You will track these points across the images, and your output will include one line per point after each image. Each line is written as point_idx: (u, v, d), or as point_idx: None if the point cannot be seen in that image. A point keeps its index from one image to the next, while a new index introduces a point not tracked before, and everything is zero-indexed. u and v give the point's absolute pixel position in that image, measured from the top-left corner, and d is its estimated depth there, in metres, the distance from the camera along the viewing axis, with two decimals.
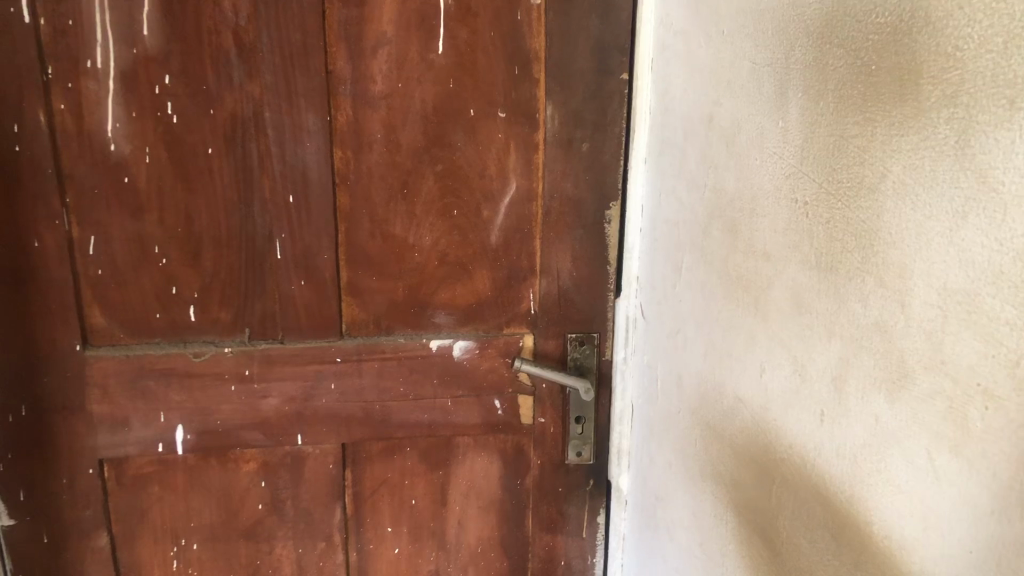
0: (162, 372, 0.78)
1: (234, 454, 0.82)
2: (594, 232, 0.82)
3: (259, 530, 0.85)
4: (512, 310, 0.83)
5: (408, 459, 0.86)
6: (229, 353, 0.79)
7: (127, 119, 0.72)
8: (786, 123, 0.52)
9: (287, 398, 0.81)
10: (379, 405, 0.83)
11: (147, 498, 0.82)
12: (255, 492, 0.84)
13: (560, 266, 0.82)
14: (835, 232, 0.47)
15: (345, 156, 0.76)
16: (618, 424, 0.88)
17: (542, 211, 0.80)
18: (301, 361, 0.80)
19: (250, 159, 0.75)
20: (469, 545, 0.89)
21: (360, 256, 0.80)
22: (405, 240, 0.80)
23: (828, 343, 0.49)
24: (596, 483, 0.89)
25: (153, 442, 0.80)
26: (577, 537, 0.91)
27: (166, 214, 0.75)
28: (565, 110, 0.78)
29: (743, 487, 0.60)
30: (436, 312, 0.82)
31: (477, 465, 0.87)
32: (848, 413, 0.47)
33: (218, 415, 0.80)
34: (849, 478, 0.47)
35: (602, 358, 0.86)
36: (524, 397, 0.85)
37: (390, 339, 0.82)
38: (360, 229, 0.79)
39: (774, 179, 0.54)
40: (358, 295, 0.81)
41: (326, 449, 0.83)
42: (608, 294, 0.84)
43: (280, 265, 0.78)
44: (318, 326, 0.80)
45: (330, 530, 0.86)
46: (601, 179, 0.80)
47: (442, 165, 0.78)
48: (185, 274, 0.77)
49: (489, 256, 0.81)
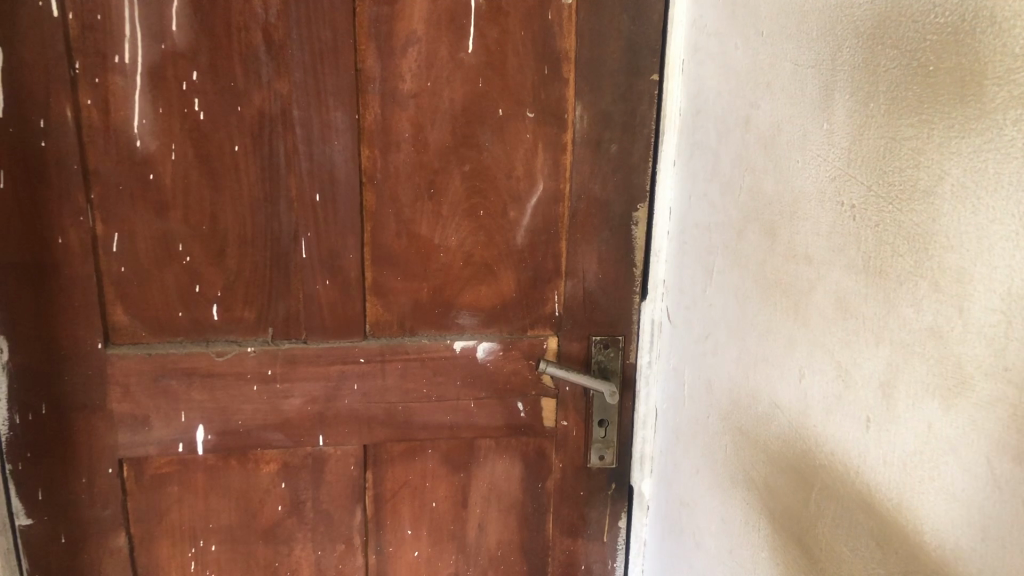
0: (183, 372, 0.78)
1: (254, 455, 0.82)
2: (620, 234, 0.81)
3: (278, 532, 0.84)
4: (537, 312, 0.83)
5: (429, 461, 0.85)
6: (252, 353, 0.78)
7: (154, 116, 0.72)
8: (832, 124, 0.52)
9: (309, 398, 0.80)
10: (402, 406, 0.82)
11: (166, 499, 0.81)
12: (274, 493, 0.83)
13: (585, 268, 0.81)
14: (884, 235, 0.47)
15: (373, 155, 0.76)
16: (642, 428, 0.87)
17: (569, 212, 0.80)
18: (324, 361, 0.80)
19: (276, 157, 0.74)
20: (488, 549, 0.89)
21: (385, 256, 0.79)
22: (431, 240, 0.79)
23: (876, 349, 0.48)
24: (618, 487, 0.89)
25: (174, 443, 0.79)
26: (598, 541, 0.90)
27: (191, 212, 0.75)
28: (594, 110, 0.77)
29: (778, 493, 0.60)
30: (460, 313, 0.82)
31: (499, 469, 0.86)
32: (897, 420, 0.46)
33: (240, 415, 0.80)
34: (897, 486, 0.46)
35: (626, 361, 0.85)
36: (547, 399, 0.84)
37: (414, 339, 0.81)
38: (386, 228, 0.78)
39: (818, 182, 0.54)
40: (382, 296, 0.80)
41: (347, 450, 0.83)
42: (634, 296, 0.83)
43: (305, 264, 0.77)
44: (342, 326, 0.80)
45: (350, 532, 0.85)
46: (628, 180, 0.80)
47: (470, 165, 0.77)
48: (209, 273, 0.77)
49: (514, 257, 0.81)
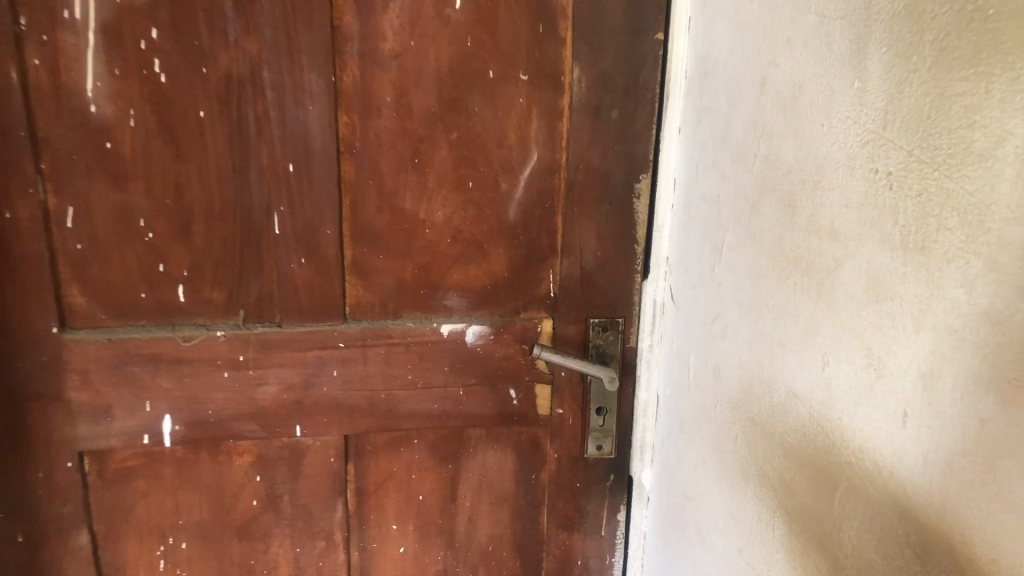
0: (148, 358, 0.72)
1: (227, 447, 0.76)
2: (621, 208, 0.75)
3: (254, 528, 0.79)
4: (530, 293, 0.77)
5: (415, 451, 0.79)
6: (222, 337, 0.72)
7: (109, 78, 0.65)
8: (864, 82, 0.46)
9: (285, 386, 0.75)
10: (385, 394, 0.76)
11: (131, 493, 0.76)
12: (249, 487, 0.78)
13: (583, 245, 0.75)
14: (929, 205, 0.41)
15: (352, 121, 0.70)
16: (642, 415, 0.81)
17: (565, 184, 0.74)
18: (301, 346, 0.74)
19: (247, 124, 0.68)
20: (479, 545, 0.83)
21: (367, 232, 0.73)
22: (416, 214, 0.73)
23: (916, 335, 0.43)
24: (616, 478, 0.83)
25: (139, 434, 0.74)
26: (595, 535, 0.85)
27: (154, 184, 0.69)
28: (593, 73, 0.71)
29: (794, 491, 0.54)
30: (448, 294, 0.76)
31: (490, 460, 0.81)
32: (942, 414, 0.41)
33: (210, 404, 0.74)
34: (942, 490, 0.41)
35: (627, 345, 0.80)
36: (542, 385, 0.78)
37: (398, 322, 0.75)
38: (367, 202, 0.72)
39: (847, 147, 0.48)
40: (363, 275, 0.74)
41: (327, 441, 0.77)
42: (635, 275, 0.77)
43: (279, 241, 0.71)
44: (320, 308, 0.74)
45: (331, 528, 0.80)
46: (630, 149, 0.73)
47: (458, 132, 0.71)
48: (174, 251, 0.71)
49: (506, 233, 0.75)
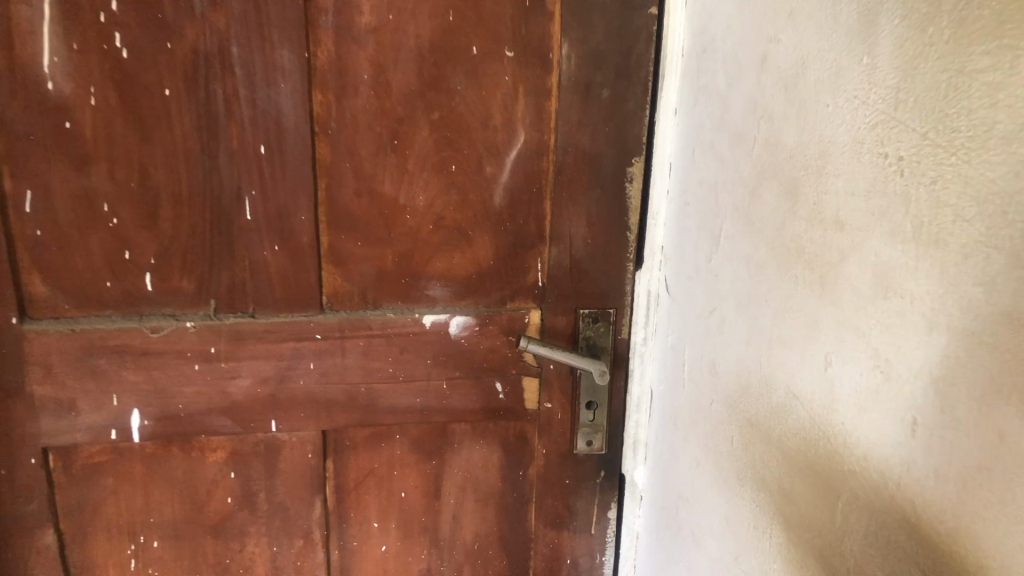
0: (114, 350, 0.68)
1: (199, 442, 0.73)
2: (613, 193, 0.71)
3: (229, 526, 0.75)
4: (517, 282, 0.73)
5: (397, 447, 0.76)
6: (192, 328, 0.69)
7: (67, 53, 0.61)
8: (874, 58, 0.42)
9: (259, 379, 0.71)
10: (365, 387, 0.73)
11: (99, 491, 0.72)
12: (223, 483, 0.74)
13: (573, 232, 0.71)
14: (944, 194, 0.38)
15: (326, 100, 0.66)
16: (635, 411, 0.78)
17: (554, 168, 0.70)
18: (275, 338, 0.70)
19: (215, 103, 0.64)
20: (464, 543, 0.80)
21: (344, 218, 0.69)
22: (396, 199, 0.69)
23: (928, 336, 0.39)
24: (607, 475, 0.79)
25: (106, 429, 0.70)
26: (585, 533, 0.81)
27: (117, 167, 0.65)
28: (584, 50, 0.66)
29: (795, 499, 0.51)
30: (430, 283, 0.72)
31: (475, 456, 0.77)
32: (956, 423, 0.37)
33: (181, 398, 0.70)
34: (955, 506, 0.38)
35: (618, 338, 0.76)
36: (529, 379, 0.75)
37: (378, 313, 0.72)
38: (343, 186, 0.68)
39: (854, 130, 0.44)
40: (341, 264, 0.70)
41: (304, 437, 0.74)
42: (628, 264, 0.73)
43: (251, 227, 0.68)
44: (295, 298, 0.70)
45: (309, 526, 0.76)
46: (623, 131, 0.69)
47: (440, 112, 0.67)
48: (140, 237, 0.67)
49: (491, 219, 0.71)
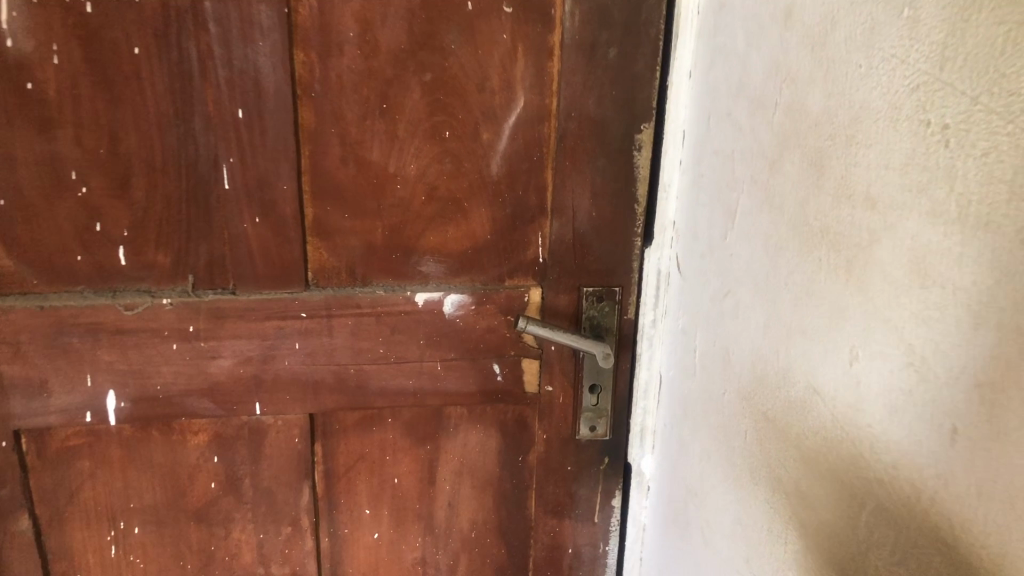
0: (86, 328, 0.64)
1: (179, 425, 0.69)
2: (620, 162, 0.65)
3: (213, 512, 0.72)
4: (516, 258, 0.68)
5: (389, 432, 0.72)
6: (169, 306, 0.65)
7: (26, 7, 0.56)
8: (915, 12, 0.37)
9: (241, 359, 0.67)
10: (353, 368, 0.68)
11: (76, 475, 0.69)
12: (206, 468, 0.70)
13: (576, 204, 0.66)
14: (997, 169, 0.32)
15: (309, 60, 0.60)
16: (642, 398, 0.73)
17: (556, 134, 0.64)
18: (258, 316, 0.66)
19: (188, 62, 0.59)
20: (461, 531, 0.76)
21: (330, 188, 0.64)
22: (386, 168, 0.64)
23: (974, 334, 0.34)
24: (612, 462, 0.75)
25: (80, 411, 0.66)
26: (588, 522, 0.77)
27: (85, 131, 0.60)
28: (589, 5, 0.61)
29: (814, 504, 0.47)
30: (423, 258, 0.67)
31: (472, 441, 0.73)
32: (1003, 435, 0.33)
33: (159, 379, 0.66)
34: (1000, 530, 0.33)
35: (624, 318, 0.70)
36: (529, 361, 0.70)
37: (367, 290, 0.67)
38: (329, 153, 0.63)
39: (890, 95, 0.39)
40: (327, 237, 0.66)
41: (290, 420, 0.69)
42: (636, 240, 0.68)
43: (229, 197, 0.63)
44: (278, 274, 0.65)
45: (296, 513, 0.72)
46: (632, 94, 0.64)
47: (433, 74, 0.62)
48: (111, 208, 0.62)
49: (488, 190, 0.66)
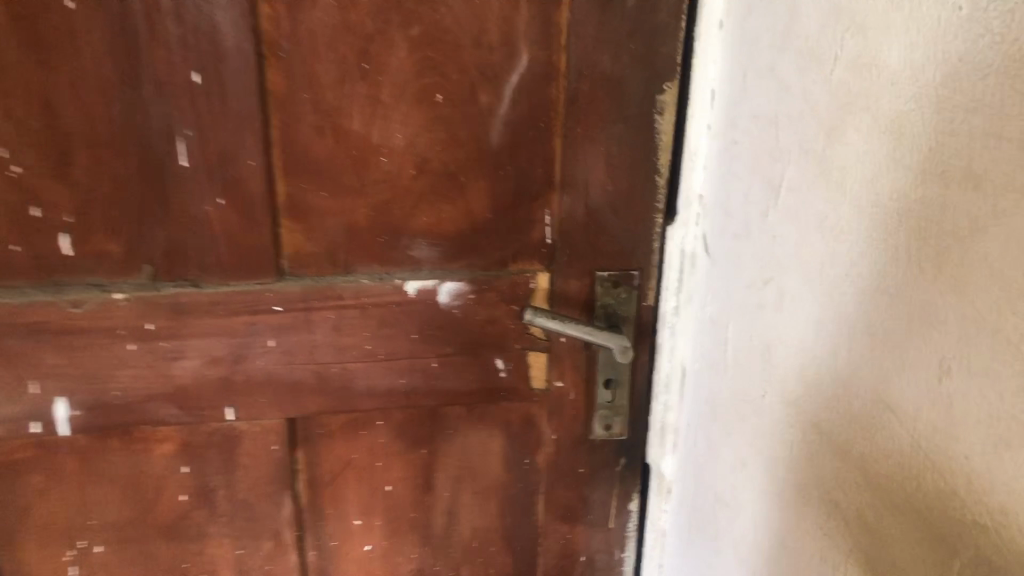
0: (28, 328, 0.56)
1: (142, 434, 0.61)
2: (639, 128, 0.57)
3: (184, 527, 0.64)
4: (520, 239, 0.60)
5: (380, 435, 0.64)
6: (123, 302, 0.56)
7: None
8: None
9: (209, 360, 0.59)
10: (337, 367, 0.60)
11: (27, 490, 0.61)
12: (175, 480, 0.63)
13: (589, 177, 0.58)
14: None
15: (274, 12, 0.51)
16: (664, 393, 0.65)
17: (565, 96, 0.56)
18: (226, 311, 0.57)
19: (131, 16, 0.50)
20: (462, 541, 0.69)
21: (304, 163, 0.56)
22: (369, 138, 0.55)
23: None
24: (628, 463, 0.67)
25: (27, 422, 0.58)
26: (602, 528, 0.69)
27: (13, 100, 0.51)
28: None
29: (884, 540, 0.39)
30: (414, 241, 0.59)
31: (472, 443, 0.65)
32: None
33: (115, 384, 0.58)
34: None
35: (643, 305, 0.62)
36: (536, 354, 0.62)
37: (350, 280, 0.59)
38: (302, 122, 0.54)
39: (1005, 44, 0.30)
40: (302, 219, 0.57)
41: (267, 426, 0.62)
42: (657, 217, 0.60)
43: (188, 175, 0.54)
44: (248, 262, 0.57)
45: (278, 526, 0.65)
46: (653, 49, 0.55)
47: (421, 27, 0.53)
48: (50, 190, 0.54)
49: (487, 162, 0.57)
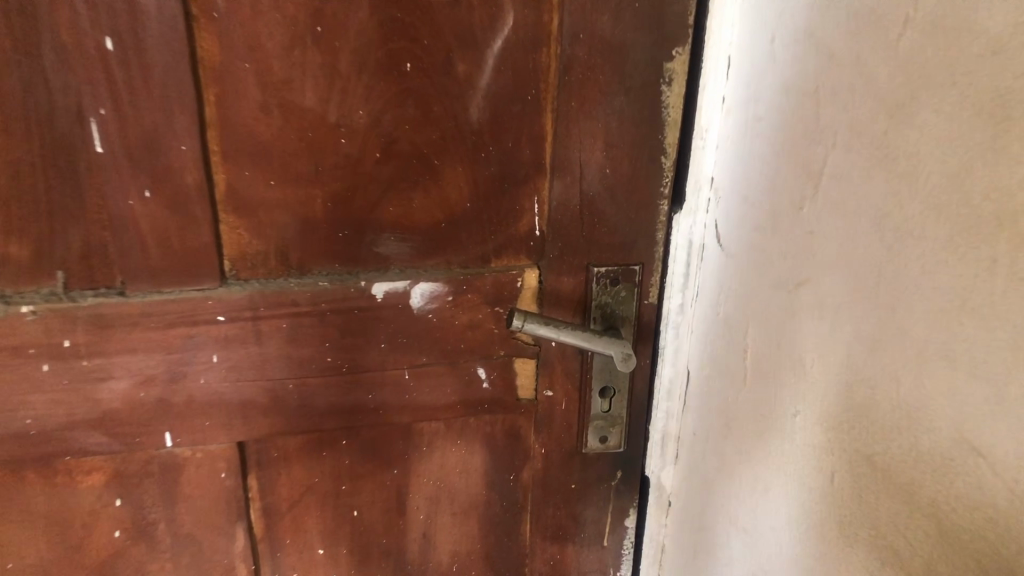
0: None
1: (64, 465, 0.51)
2: (643, 102, 0.49)
3: (120, 566, 0.55)
4: (505, 231, 0.52)
5: (344, 457, 0.56)
6: (30, 316, 0.46)
7: None
8: None
9: (141, 380, 0.50)
10: (294, 384, 0.52)
11: None
12: (107, 512, 0.53)
13: (584, 159, 0.50)
14: None
15: None
16: (664, 399, 0.58)
17: (557, 65, 0.47)
18: (159, 324, 0.48)
19: None
20: (439, 566, 0.61)
21: (248, 146, 0.46)
22: (325, 116, 0.46)
23: None
24: (625, 476, 0.61)
25: None
26: (595, 546, 0.63)
27: None
28: None
29: None
30: (382, 237, 0.50)
31: (450, 460, 0.58)
32: None
33: (26, 412, 0.48)
34: None
35: (644, 303, 0.55)
36: (522, 362, 0.55)
37: (304, 283, 0.50)
38: (243, 98, 0.45)
39: None
40: (248, 213, 0.48)
41: (213, 452, 0.53)
42: (662, 204, 0.52)
43: (105, 162, 0.45)
44: (183, 265, 0.48)
45: (230, 561, 0.57)
46: (660, 9, 0.47)
47: None
48: None
49: (466, 142, 0.49)
